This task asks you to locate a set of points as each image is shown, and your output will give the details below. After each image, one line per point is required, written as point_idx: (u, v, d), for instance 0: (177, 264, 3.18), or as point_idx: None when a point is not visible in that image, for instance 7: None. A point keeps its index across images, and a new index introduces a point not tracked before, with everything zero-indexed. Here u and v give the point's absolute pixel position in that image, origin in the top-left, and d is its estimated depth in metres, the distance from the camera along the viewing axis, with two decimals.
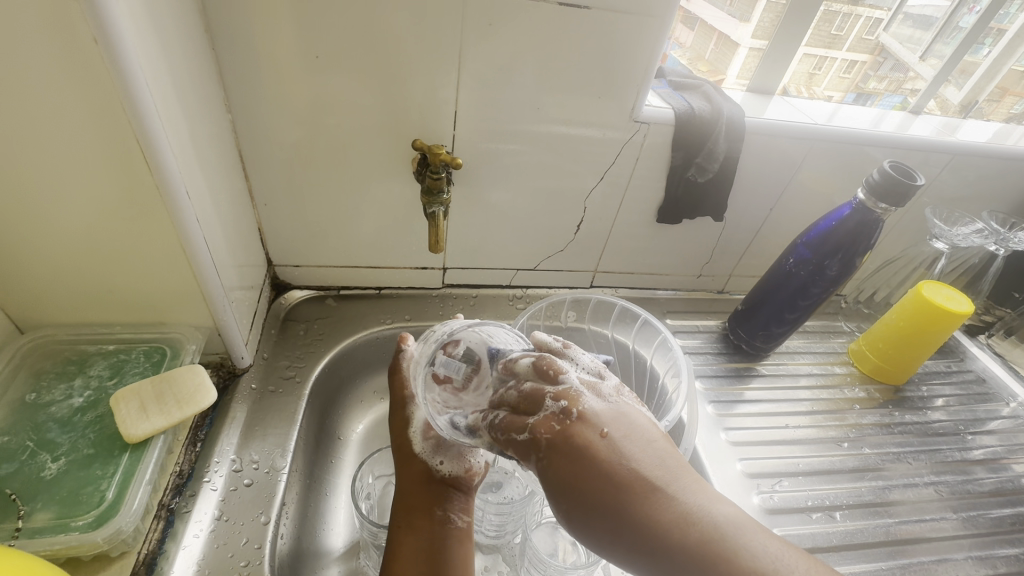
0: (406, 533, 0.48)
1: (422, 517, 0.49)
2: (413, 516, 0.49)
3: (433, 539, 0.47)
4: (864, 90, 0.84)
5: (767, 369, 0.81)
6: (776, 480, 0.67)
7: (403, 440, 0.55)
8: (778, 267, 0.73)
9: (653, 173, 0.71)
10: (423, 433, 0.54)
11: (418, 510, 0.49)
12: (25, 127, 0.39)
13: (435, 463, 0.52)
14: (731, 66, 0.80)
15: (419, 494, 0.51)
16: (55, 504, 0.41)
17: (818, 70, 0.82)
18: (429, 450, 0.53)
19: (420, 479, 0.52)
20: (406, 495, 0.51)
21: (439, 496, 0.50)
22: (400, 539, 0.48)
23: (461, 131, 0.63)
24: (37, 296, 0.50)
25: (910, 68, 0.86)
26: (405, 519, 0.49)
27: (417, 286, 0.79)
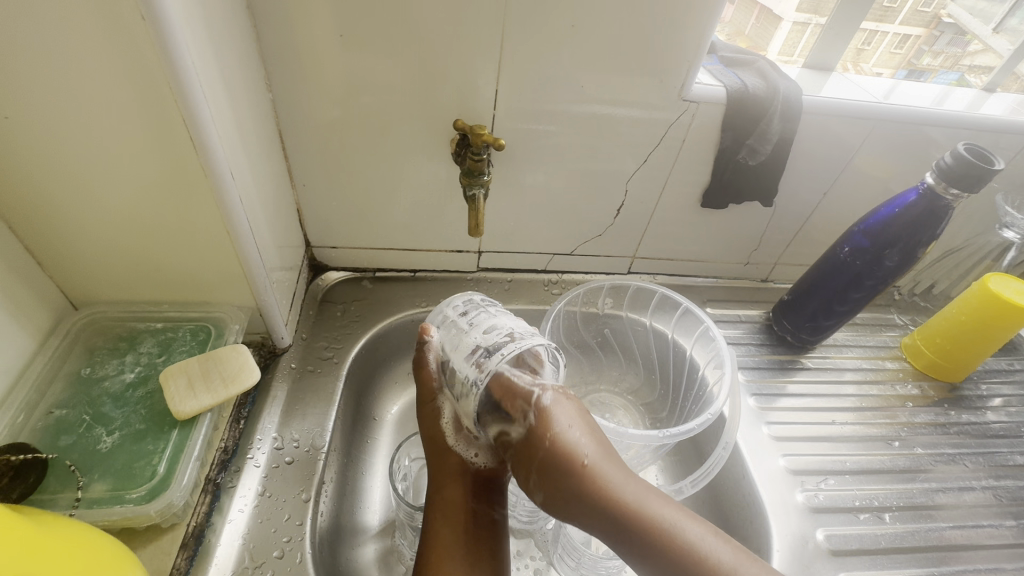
0: (444, 528, 0.51)
1: (458, 511, 0.52)
2: (448, 510, 0.53)
3: (470, 531, 0.52)
4: (917, 67, 0.78)
5: (813, 363, 0.77)
6: (821, 478, 0.64)
7: (438, 434, 0.57)
8: (830, 256, 0.69)
9: (700, 156, 0.68)
10: (455, 427, 0.57)
11: (454, 504, 0.53)
12: (75, 104, 0.40)
13: (470, 455, 0.56)
14: (773, 43, 0.75)
15: (453, 487, 0.54)
16: (111, 476, 0.42)
17: (867, 45, 0.75)
18: (463, 442, 0.56)
19: (454, 475, 0.55)
20: (441, 490, 0.54)
21: (473, 491, 0.54)
22: (438, 533, 0.51)
23: (502, 111, 0.61)
24: (89, 271, 0.51)
25: (973, 43, 0.79)
26: (442, 513, 0.52)
27: (452, 269, 0.79)
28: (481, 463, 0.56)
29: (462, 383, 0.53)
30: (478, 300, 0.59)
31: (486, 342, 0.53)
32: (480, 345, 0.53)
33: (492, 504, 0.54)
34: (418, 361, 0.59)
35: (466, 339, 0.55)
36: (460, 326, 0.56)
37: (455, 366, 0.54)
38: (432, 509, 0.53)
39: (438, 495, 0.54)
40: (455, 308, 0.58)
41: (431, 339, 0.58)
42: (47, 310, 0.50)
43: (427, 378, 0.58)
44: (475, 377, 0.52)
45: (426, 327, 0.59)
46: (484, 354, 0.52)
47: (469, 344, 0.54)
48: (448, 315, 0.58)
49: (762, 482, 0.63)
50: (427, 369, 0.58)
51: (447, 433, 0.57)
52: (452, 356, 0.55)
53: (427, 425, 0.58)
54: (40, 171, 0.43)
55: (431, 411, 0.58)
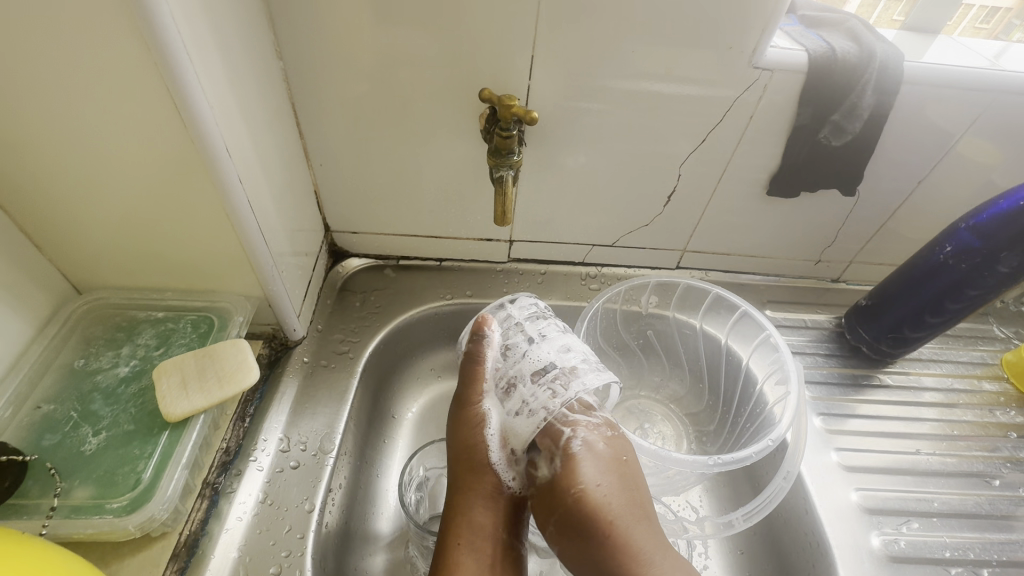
0: (467, 558, 0.45)
1: (488, 541, 0.47)
2: (475, 534, 0.47)
3: (497, 567, 0.46)
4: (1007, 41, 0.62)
5: (891, 380, 0.67)
6: (902, 520, 0.55)
7: (477, 445, 0.50)
8: (926, 256, 0.58)
9: (770, 135, 0.58)
10: (499, 442, 0.50)
11: (484, 531, 0.47)
12: (53, 66, 0.36)
13: (506, 477, 0.49)
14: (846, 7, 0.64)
15: (485, 511, 0.48)
16: (92, 482, 0.39)
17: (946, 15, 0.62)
18: (504, 463, 0.50)
19: (489, 499, 0.48)
20: (471, 512, 0.48)
21: (504, 519, 0.48)
22: (461, 563, 0.45)
23: (537, 81, 0.53)
24: (87, 254, 0.48)
25: None
26: (469, 540, 0.46)
27: (480, 259, 0.72)
28: (517, 488, 0.49)
29: (523, 397, 0.50)
30: (543, 314, 0.57)
31: (562, 364, 0.51)
32: (558, 366, 0.51)
33: (519, 538, 0.49)
34: (472, 354, 0.54)
35: (534, 350, 0.52)
36: (529, 334, 0.54)
37: (519, 379, 0.51)
38: (459, 535, 0.47)
39: (465, 517, 0.48)
40: (524, 310, 0.57)
41: (487, 334, 0.55)
42: (48, 295, 0.48)
43: (477, 375, 0.53)
44: (547, 397, 0.49)
45: (486, 320, 0.56)
46: (562, 377, 0.50)
47: (542, 359, 0.51)
48: (512, 320, 0.56)
49: (829, 519, 0.54)
50: (483, 369, 0.53)
51: (486, 447, 0.50)
52: (517, 367, 0.52)
53: (465, 431, 0.51)
54: (26, 142, 0.40)
55: (470, 418, 0.52)
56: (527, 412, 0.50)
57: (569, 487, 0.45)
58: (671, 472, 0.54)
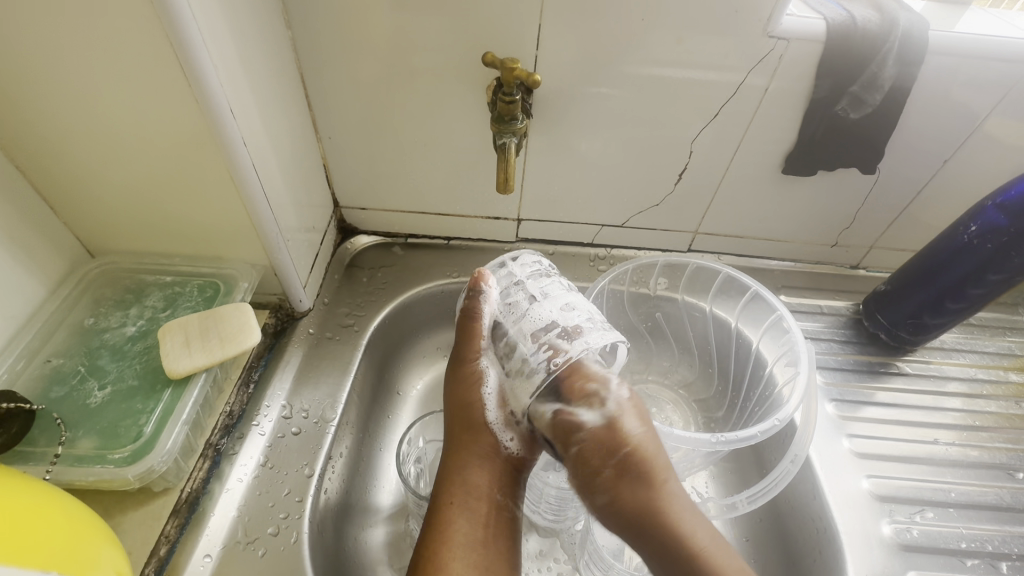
0: (460, 517, 0.46)
1: (482, 501, 0.47)
2: (468, 494, 0.47)
3: (490, 528, 0.46)
4: None
5: (911, 368, 0.64)
6: (915, 509, 0.53)
7: (474, 404, 0.51)
8: (949, 238, 0.56)
9: (786, 110, 0.56)
10: (496, 402, 0.51)
11: (478, 491, 0.47)
12: (58, 27, 0.36)
13: (504, 438, 0.50)
14: None
15: (480, 472, 0.48)
16: (96, 433, 0.41)
17: None
18: (502, 422, 0.50)
19: (484, 459, 0.49)
20: (466, 472, 0.48)
21: (500, 480, 0.48)
22: (452, 522, 0.45)
23: (545, 52, 0.52)
24: (98, 218, 0.49)
25: None
26: (462, 500, 0.47)
27: (488, 238, 0.72)
28: (514, 449, 0.50)
29: (523, 355, 0.50)
30: (544, 272, 0.55)
31: (564, 323, 0.50)
32: (558, 325, 0.50)
33: (515, 499, 0.49)
34: (469, 310, 0.53)
35: (534, 308, 0.51)
36: (529, 291, 0.53)
37: (519, 336, 0.51)
38: (451, 495, 0.47)
39: (458, 476, 0.48)
40: (527, 268, 0.56)
41: (483, 290, 0.54)
42: (60, 259, 0.49)
43: (475, 332, 0.53)
44: (547, 358, 0.49)
45: (483, 274, 0.54)
46: (563, 336, 0.49)
47: (543, 318, 0.51)
48: (513, 276, 0.55)
49: (839, 506, 0.52)
50: (480, 325, 0.53)
51: (483, 407, 0.51)
52: (518, 325, 0.51)
53: (461, 391, 0.52)
54: (34, 104, 0.40)
55: (467, 375, 0.52)
56: (526, 370, 0.49)
57: (614, 442, 0.44)
58: (678, 453, 0.53)
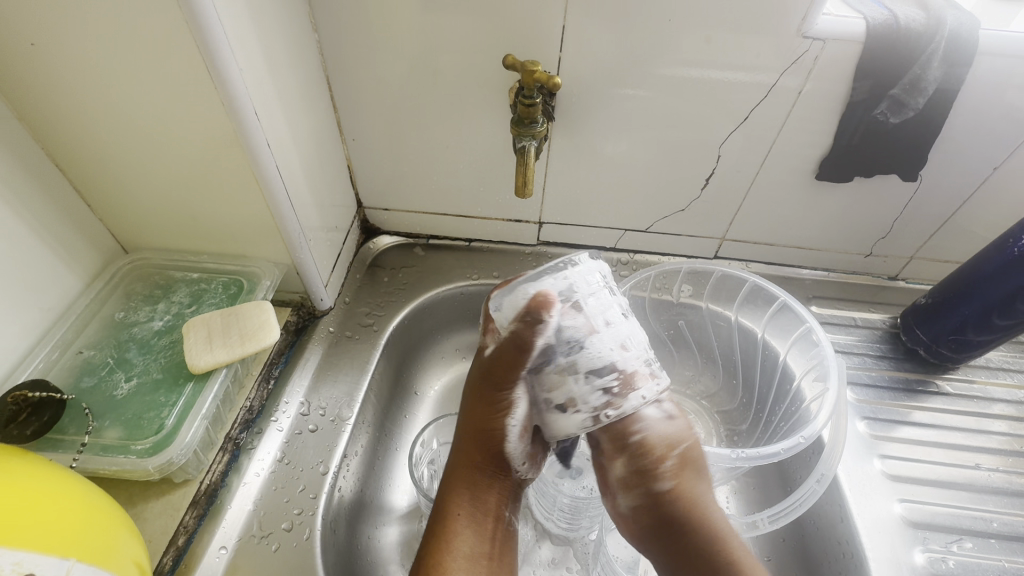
0: (465, 529, 0.46)
1: (488, 516, 0.47)
2: (477, 509, 0.47)
3: (494, 543, 0.46)
4: None
5: (952, 388, 0.61)
6: (953, 538, 0.50)
7: (497, 431, 0.47)
8: (997, 252, 0.52)
9: (820, 113, 0.53)
10: (519, 432, 0.47)
11: (485, 507, 0.47)
12: (92, 32, 0.37)
13: (517, 462, 0.48)
14: None
15: (491, 491, 0.47)
16: (121, 424, 0.43)
17: None
18: (520, 450, 0.48)
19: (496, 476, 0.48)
20: (477, 488, 0.47)
21: (507, 495, 0.48)
22: (458, 534, 0.45)
23: (568, 55, 0.52)
24: (132, 216, 0.51)
25: None
26: (470, 513, 0.46)
27: (509, 241, 0.71)
28: (523, 471, 0.49)
29: (568, 395, 0.44)
30: (567, 293, 0.46)
31: (622, 365, 0.44)
32: (616, 368, 0.44)
33: (516, 513, 0.49)
34: (522, 339, 0.45)
35: (590, 344, 0.44)
36: (580, 320, 0.45)
37: (572, 375, 0.44)
38: (459, 507, 0.46)
39: (468, 491, 0.47)
40: (588, 284, 0.47)
41: (545, 318, 0.45)
42: (96, 253, 0.51)
43: (520, 362, 0.45)
44: (603, 405, 0.44)
45: (546, 299, 0.45)
46: (624, 382, 0.44)
47: (603, 357, 0.44)
48: (575, 292, 0.46)
49: (867, 531, 0.50)
50: (529, 357, 0.45)
51: (507, 436, 0.47)
52: (572, 359, 0.44)
53: (489, 415, 0.47)
54: (73, 108, 0.42)
55: (494, 401, 0.47)
56: (580, 412, 0.44)
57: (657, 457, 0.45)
58: None
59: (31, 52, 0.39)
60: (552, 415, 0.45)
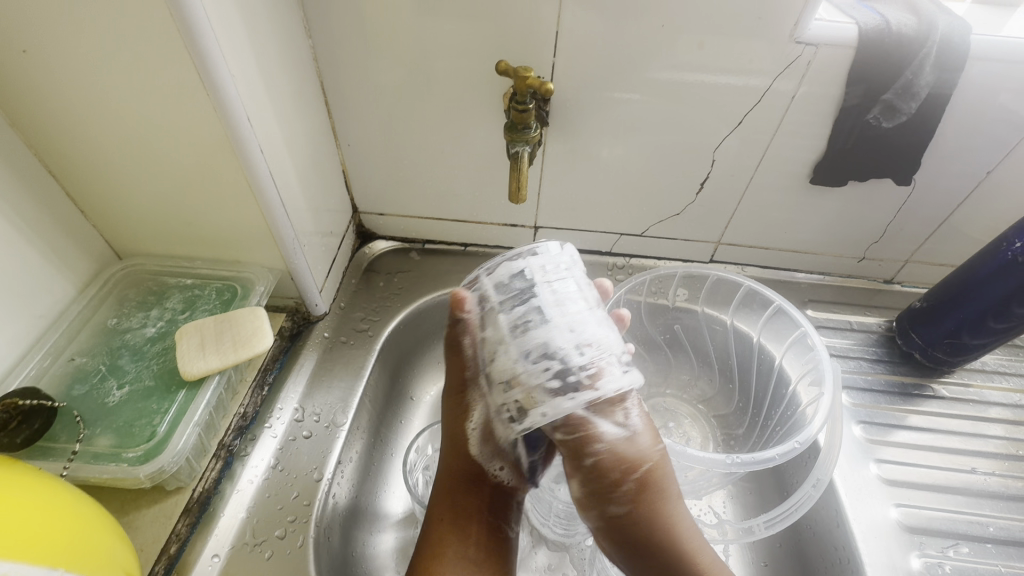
0: (449, 539, 0.46)
1: (471, 525, 0.46)
2: (457, 517, 0.47)
3: (480, 552, 0.46)
4: None
5: (948, 392, 0.60)
6: (949, 543, 0.50)
7: (458, 435, 0.47)
8: (990, 256, 0.53)
9: (814, 118, 0.54)
10: (481, 438, 0.46)
11: (466, 516, 0.47)
12: (84, 39, 0.37)
13: (492, 468, 0.47)
14: None
15: (469, 498, 0.47)
16: (112, 432, 0.43)
17: None
18: (488, 456, 0.46)
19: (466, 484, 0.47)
20: (454, 497, 0.47)
21: (491, 504, 0.47)
22: (443, 543, 0.45)
23: (562, 61, 0.52)
24: (125, 223, 0.51)
25: None
26: (451, 522, 0.46)
27: (505, 245, 0.71)
28: (503, 478, 0.47)
29: (512, 385, 0.41)
30: (524, 291, 0.42)
31: (568, 362, 0.39)
32: (558, 363, 0.39)
33: (510, 523, 0.48)
34: (453, 337, 0.47)
35: (505, 349, 0.41)
36: (508, 321, 0.42)
37: (491, 380, 0.42)
38: (440, 514, 0.47)
39: (447, 500, 0.47)
40: (540, 276, 0.43)
41: (464, 314, 0.47)
42: (89, 260, 0.51)
43: (461, 358, 0.47)
44: (516, 418, 0.41)
45: (461, 297, 0.47)
46: (526, 397, 0.40)
47: (510, 367, 0.41)
48: (516, 285, 0.43)
49: (863, 536, 0.50)
50: (466, 356, 0.47)
51: (473, 441, 0.46)
52: (489, 364, 0.42)
53: (451, 423, 0.47)
54: (64, 114, 0.42)
55: (455, 408, 0.47)
56: (518, 420, 0.41)
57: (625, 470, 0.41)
58: (694, 471, 0.51)
59: (23, 59, 0.39)
60: (508, 428, 0.42)
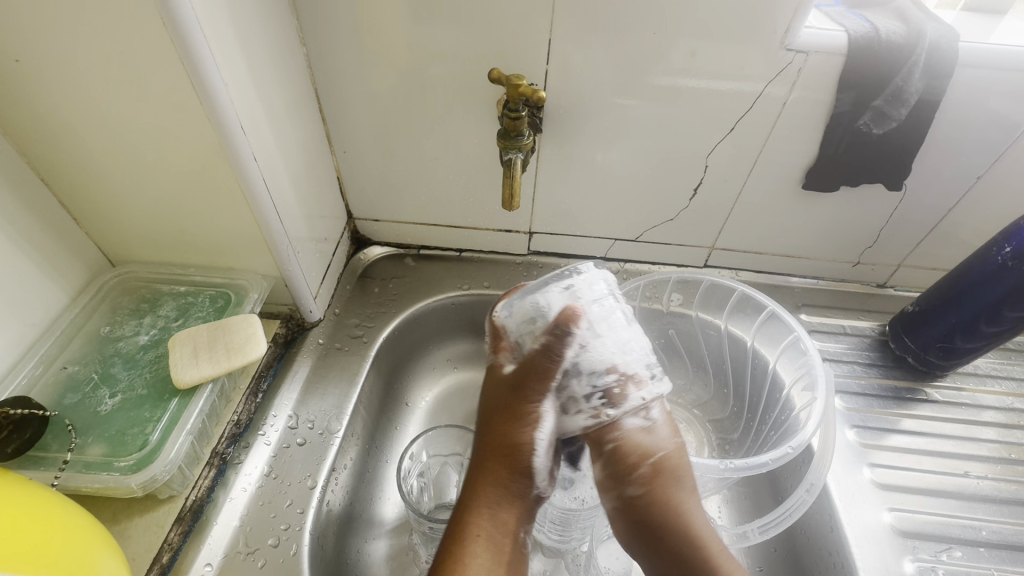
0: (483, 550, 0.43)
1: (507, 537, 0.45)
2: (495, 528, 0.45)
3: (512, 565, 0.44)
4: None
5: (941, 396, 0.61)
6: (943, 547, 0.50)
7: (522, 445, 0.46)
8: (980, 260, 0.53)
9: (805, 124, 0.54)
10: (547, 445, 0.47)
11: (504, 527, 0.45)
12: (78, 49, 0.37)
13: (539, 478, 0.47)
14: None
15: (511, 509, 0.46)
16: (104, 441, 0.43)
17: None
18: (547, 465, 0.47)
19: (511, 494, 0.46)
20: (496, 508, 0.46)
21: (526, 517, 0.47)
22: (475, 554, 0.43)
23: (555, 67, 0.52)
24: (118, 230, 0.51)
25: None
26: (489, 534, 0.44)
27: (500, 251, 0.72)
28: (543, 489, 0.47)
29: (599, 386, 0.46)
30: (593, 300, 0.49)
31: (626, 369, 0.47)
32: (620, 371, 0.47)
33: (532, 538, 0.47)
34: (550, 348, 0.46)
35: (595, 351, 0.47)
36: (591, 327, 0.47)
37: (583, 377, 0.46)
38: (479, 525, 0.45)
39: (487, 510, 0.45)
40: (578, 294, 0.49)
41: (572, 330, 0.46)
42: (81, 267, 0.51)
43: (548, 372, 0.47)
44: (598, 409, 0.46)
45: (575, 312, 0.46)
46: (621, 387, 0.46)
47: (603, 361, 0.46)
48: (582, 301, 0.49)
49: (858, 540, 0.50)
50: (556, 368, 0.46)
51: (532, 450, 0.46)
52: (575, 363, 0.47)
53: (513, 427, 0.47)
54: (57, 123, 0.42)
55: (519, 414, 0.47)
56: (592, 408, 0.46)
57: (632, 463, 0.45)
58: None
59: (15, 68, 0.39)
60: (581, 416, 0.47)
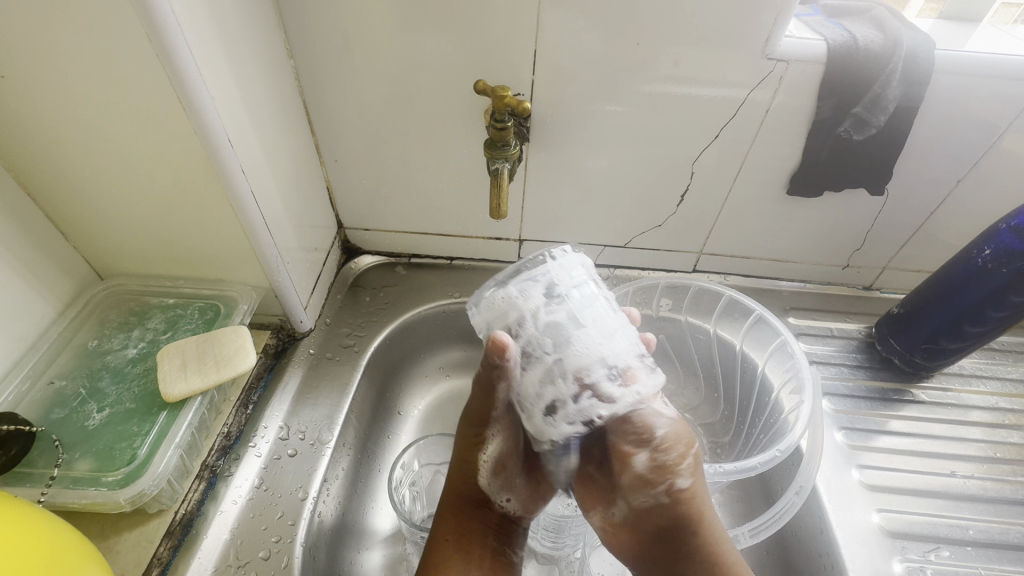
0: (455, 558, 0.45)
1: (477, 546, 0.46)
2: (463, 537, 0.46)
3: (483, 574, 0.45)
4: None
5: (928, 396, 0.62)
6: (931, 547, 0.50)
7: (473, 464, 0.48)
8: (962, 262, 0.54)
9: (787, 131, 0.55)
10: (494, 469, 0.47)
11: (472, 537, 0.46)
12: (64, 64, 0.38)
13: (499, 496, 0.48)
14: None
15: (475, 520, 0.47)
16: (92, 456, 0.42)
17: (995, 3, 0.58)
18: (499, 487, 0.48)
19: (475, 502, 0.48)
20: (461, 519, 0.47)
21: (496, 528, 0.48)
22: (447, 563, 0.44)
23: (541, 77, 0.53)
24: (107, 243, 0.51)
25: None
26: (457, 541, 0.46)
27: (490, 258, 0.72)
28: (510, 507, 0.48)
29: (560, 410, 0.39)
30: (551, 304, 0.41)
31: (597, 386, 0.38)
32: (590, 395, 0.38)
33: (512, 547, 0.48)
34: (488, 378, 0.43)
35: (555, 378, 0.39)
36: (549, 345, 0.39)
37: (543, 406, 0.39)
38: (445, 532, 0.47)
39: (454, 520, 0.47)
40: (530, 297, 0.41)
41: (501, 361, 0.41)
42: (70, 282, 0.51)
43: (489, 399, 0.45)
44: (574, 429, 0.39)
45: (502, 340, 0.40)
46: (593, 408, 0.38)
47: (569, 386, 0.38)
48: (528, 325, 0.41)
49: (847, 542, 0.50)
50: (496, 397, 0.44)
51: (480, 470, 0.47)
52: (538, 389, 0.39)
53: (467, 446, 0.48)
54: (44, 139, 0.42)
55: (470, 437, 0.48)
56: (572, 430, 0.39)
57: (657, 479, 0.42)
58: None
59: (2, 84, 0.39)
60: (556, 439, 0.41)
